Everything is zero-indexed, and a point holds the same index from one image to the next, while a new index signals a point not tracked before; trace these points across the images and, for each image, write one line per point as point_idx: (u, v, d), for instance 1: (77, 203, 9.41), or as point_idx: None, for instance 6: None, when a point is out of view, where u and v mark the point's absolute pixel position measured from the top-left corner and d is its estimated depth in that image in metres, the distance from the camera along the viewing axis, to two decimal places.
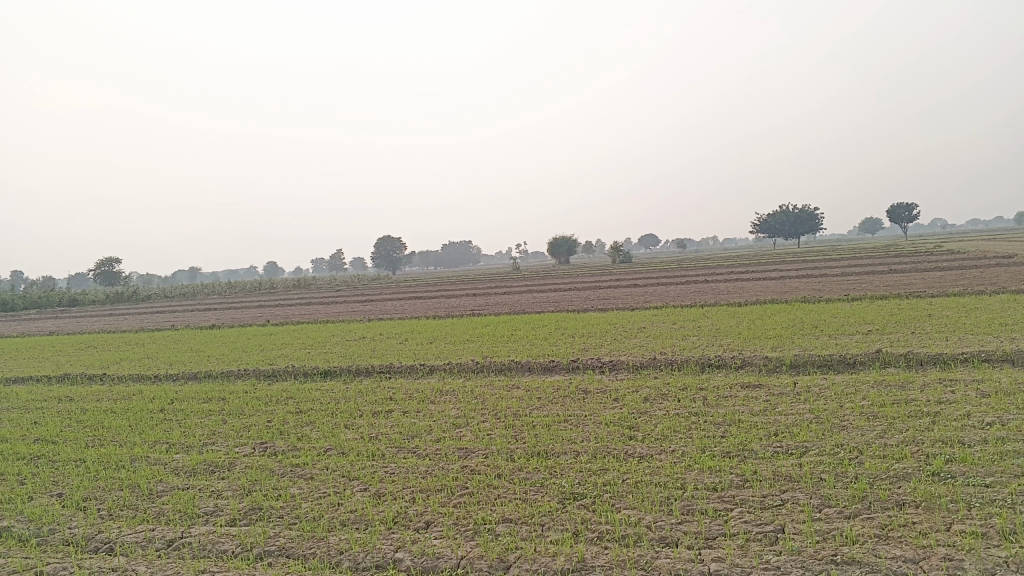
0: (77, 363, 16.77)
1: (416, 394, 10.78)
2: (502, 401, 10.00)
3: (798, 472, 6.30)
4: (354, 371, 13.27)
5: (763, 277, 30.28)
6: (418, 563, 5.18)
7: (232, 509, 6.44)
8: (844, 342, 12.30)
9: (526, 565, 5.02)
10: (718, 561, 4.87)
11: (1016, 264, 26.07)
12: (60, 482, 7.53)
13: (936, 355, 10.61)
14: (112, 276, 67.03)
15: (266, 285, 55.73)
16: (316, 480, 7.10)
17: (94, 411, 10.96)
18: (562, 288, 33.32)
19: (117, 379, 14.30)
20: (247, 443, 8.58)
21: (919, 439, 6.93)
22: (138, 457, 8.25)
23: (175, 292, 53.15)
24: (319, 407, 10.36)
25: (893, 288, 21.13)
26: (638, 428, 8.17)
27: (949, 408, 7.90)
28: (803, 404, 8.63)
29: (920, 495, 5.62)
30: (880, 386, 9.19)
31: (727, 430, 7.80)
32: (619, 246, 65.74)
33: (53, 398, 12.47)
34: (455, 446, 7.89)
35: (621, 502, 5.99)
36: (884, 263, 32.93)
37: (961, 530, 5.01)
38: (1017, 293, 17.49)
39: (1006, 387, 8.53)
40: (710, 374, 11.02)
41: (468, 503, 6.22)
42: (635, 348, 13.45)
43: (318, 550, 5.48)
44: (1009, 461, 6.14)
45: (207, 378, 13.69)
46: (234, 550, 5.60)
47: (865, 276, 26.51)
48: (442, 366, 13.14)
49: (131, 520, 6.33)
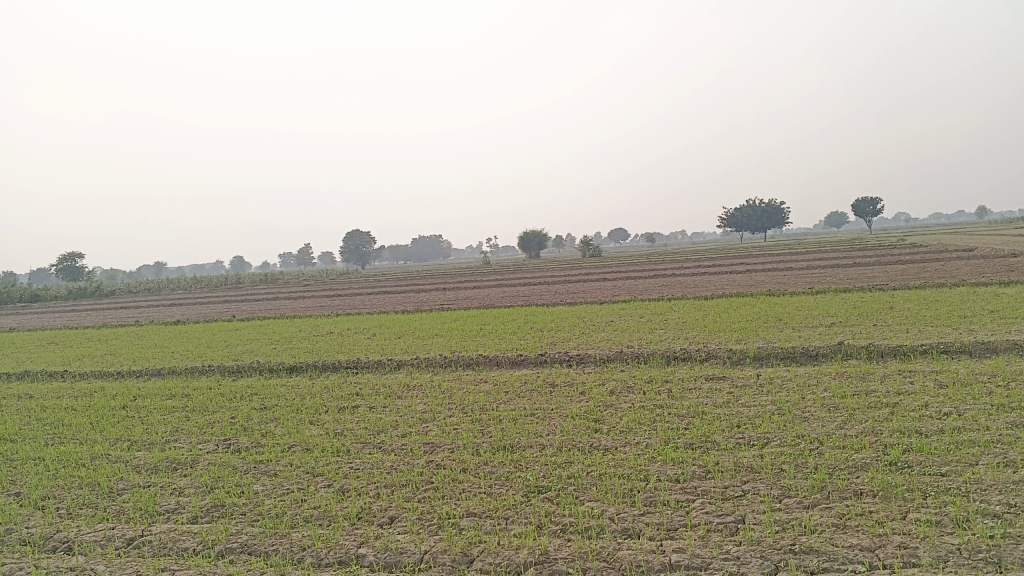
0: (37, 360, 16.47)
1: (383, 389, 10.75)
2: (469, 395, 10.02)
3: (759, 464, 6.37)
4: (321, 367, 13.19)
5: (732, 270, 30.55)
6: (380, 559, 5.17)
7: (193, 506, 6.38)
8: (808, 335, 12.46)
9: (489, 558, 5.04)
10: (679, 551, 4.92)
11: (977, 257, 26.64)
12: (18, 481, 7.40)
13: (896, 347, 10.79)
14: (74, 271, 65.77)
15: (233, 279, 55.14)
16: (280, 476, 7.05)
17: (55, 408, 10.79)
18: (533, 282, 33.27)
19: (79, 376, 14.10)
20: (211, 440, 8.50)
21: (878, 430, 7.05)
22: (98, 455, 8.13)
23: (139, 288, 52.24)
24: (284, 403, 10.27)
25: (857, 281, 21.45)
26: (603, 421, 8.21)
27: (907, 399, 8.04)
28: (766, 396, 8.73)
29: (878, 484, 5.72)
30: (841, 378, 9.35)
31: (690, 421, 7.88)
32: (589, 240, 65.77)
33: (13, 395, 12.25)
34: (420, 441, 7.88)
35: (584, 495, 6.03)
36: (850, 256, 33.42)
37: (917, 518, 5.10)
38: (976, 286, 17.81)
39: (963, 378, 8.72)
40: (676, 366, 11.12)
41: (433, 498, 6.22)
42: (602, 342, 13.55)
43: (281, 547, 5.44)
44: (964, 450, 6.26)
45: (172, 374, 13.53)
46: (195, 548, 5.55)
47: (830, 270, 26.94)
48: (410, 361, 13.10)
49: (91, 519, 6.24)
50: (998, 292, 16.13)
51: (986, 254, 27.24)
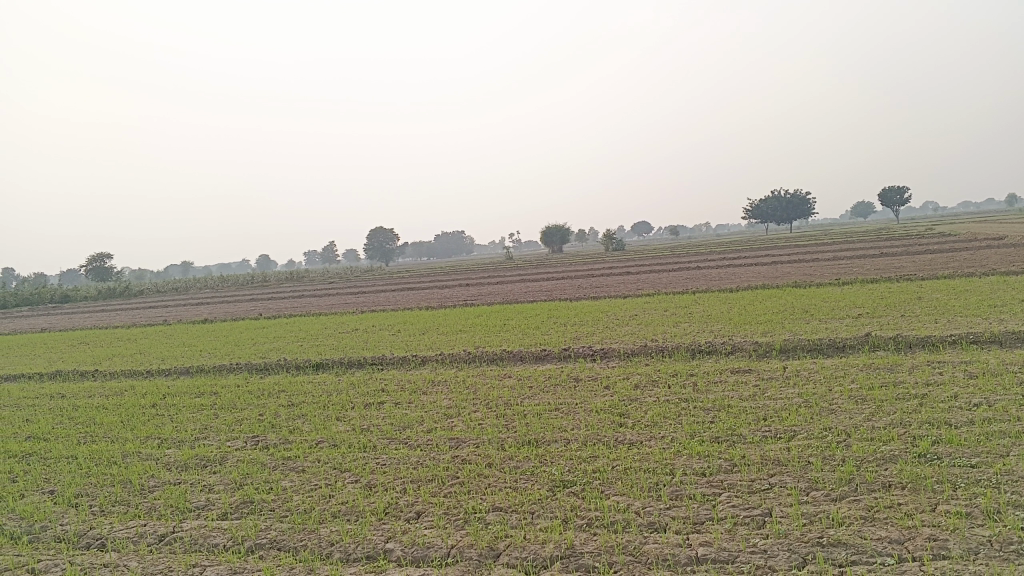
0: (68, 360, 16.73)
1: (408, 385, 10.80)
2: (494, 390, 10.04)
3: (786, 456, 6.34)
4: (346, 364, 13.28)
5: (757, 262, 30.34)
6: (408, 553, 5.21)
7: (223, 503, 6.46)
8: (835, 326, 12.35)
9: (515, 553, 5.06)
10: (705, 545, 4.91)
11: (1008, 245, 26.26)
12: (52, 479, 7.52)
13: (924, 338, 10.66)
14: (103, 271, 66.62)
15: (258, 278, 55.61)
16: (307, 472, 7.11)
17: (87, 407, 10.95)
18: (557, 277, 33.21)
19: (109, 375, 14.30)
20: (239, 437, 8.59)
21: (906, 421, 6.98)
22: (130, 452, 8.26)
23: (167, 287, 52.89)
24: (311, 400, 10.36)
25: (885, 272, 21.22)
26: (628, 415, 8.20)
27: (936, 390, 7.95)
28: (792, 389, 8.67)
29: (907, 476, 5.67)
30: (868, 369, 9.27)
31: (715, 415, 7.84)
32: (613, 233, 65.56)
33: (45, 395, 12.46)
34: (446, 436, 7.91)
35: (610, 489, 6.03)
36: (877, 246, 33.06)
37: (946, 510, 5.05)
38: (1006, 275, 17.55)
39: (993, 368, 8.60)
40: (700, 360, 11.08)
41: (459, 492, 6.25)
42: (627, 335, 13.52)
43: (309, 543, 5.50)
44: (995, 441, 6.18)
45: (200, 373, 13.68)
46: (226, 544, 5.63)
47: (856, 260, 26.65)
48: (434, 357, 13.15)
49: (124, 516, 6.35)
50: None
51: (1017, 243, 26.83)
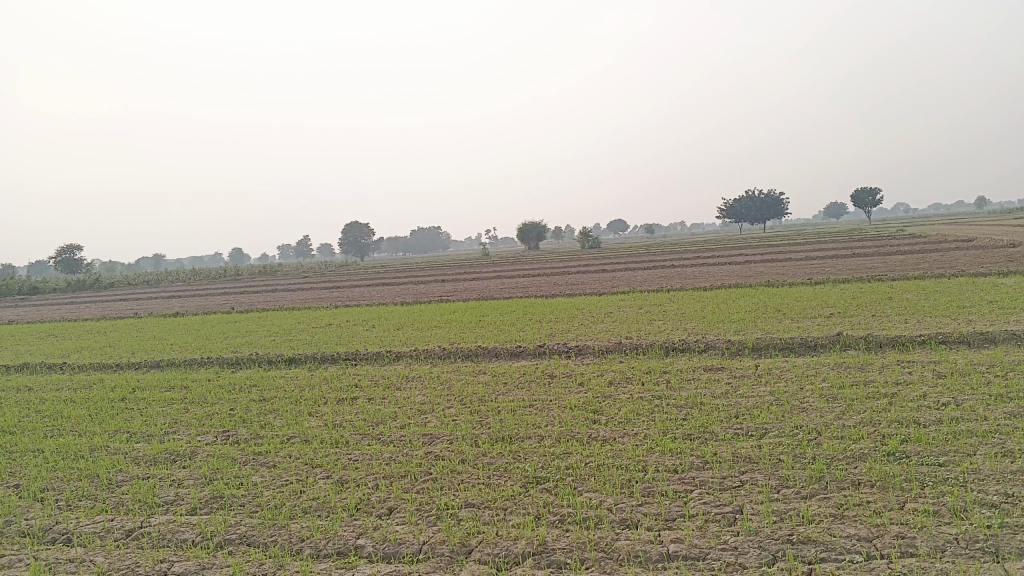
0: (37, 353, 16.47)
1: (382, 381, 10.74)
2: (468, 386, 10.00)
3: (758, 454, 6.38)
4: (319, 359, 13.18)
5: (732, 261, 30.55)
6: (379, 549, 5.18)
7: (192, 498, 6.38)
8: (807, 325, 12.47)
9: (487, 549, 5.05)
10: (677, 541, 4.93)
11: (976, 247, 26.74)
12: (17, 473, 7.40)
13: (894, 338, 10.79)
14: (73, 263, 65.81)
15: (233, 271, 55.13)
16: (278, 468, 7.05)
17: (54, 401, 10.79)
18: (532, 273, 33.20)
19: (77, 368, 14.11)
20: (210, 432, 8.50)
21: (876, 420, 7.05)
22: (97, 446, 8.14)
23: (138, 279, 52.34)
24: (283, 394, 10.28)
25: (857, 272, 21.39)
26: (601, 412, 8.21)
27: (906, 389, 8.05)
28: (764, 387, 8.73)
29: (875, 475, 5.73)
30: (839, 368, 9.36)
31: (688, 413, 7.87)
32: (589, 231, 65.75)
33: (12, 387, 12.26)
34: (419, 432, 7.88)
35: (583, 485, 6.04)
36: (850, 246, 33.39)
37: (914, 508, 5.11)
38: (975, 277, 17.79)
39: (962, 368, 8.72)
40: (674, 357, 11.13)
41: (432, 489, 6.22)
42: (602, 333, 13.56)
43: (280, 538, 5.45)
44: (962, 440, 6.26)
45: (170, 366, 13.54)
46: (194, 540, 5.56)
47: (829, 261, 26.91)
48: (409, 352, 13.10)
49: (90, 510, 6.26)
50: (996, 283, 16.11)
51: (986, 245, 27.26)
